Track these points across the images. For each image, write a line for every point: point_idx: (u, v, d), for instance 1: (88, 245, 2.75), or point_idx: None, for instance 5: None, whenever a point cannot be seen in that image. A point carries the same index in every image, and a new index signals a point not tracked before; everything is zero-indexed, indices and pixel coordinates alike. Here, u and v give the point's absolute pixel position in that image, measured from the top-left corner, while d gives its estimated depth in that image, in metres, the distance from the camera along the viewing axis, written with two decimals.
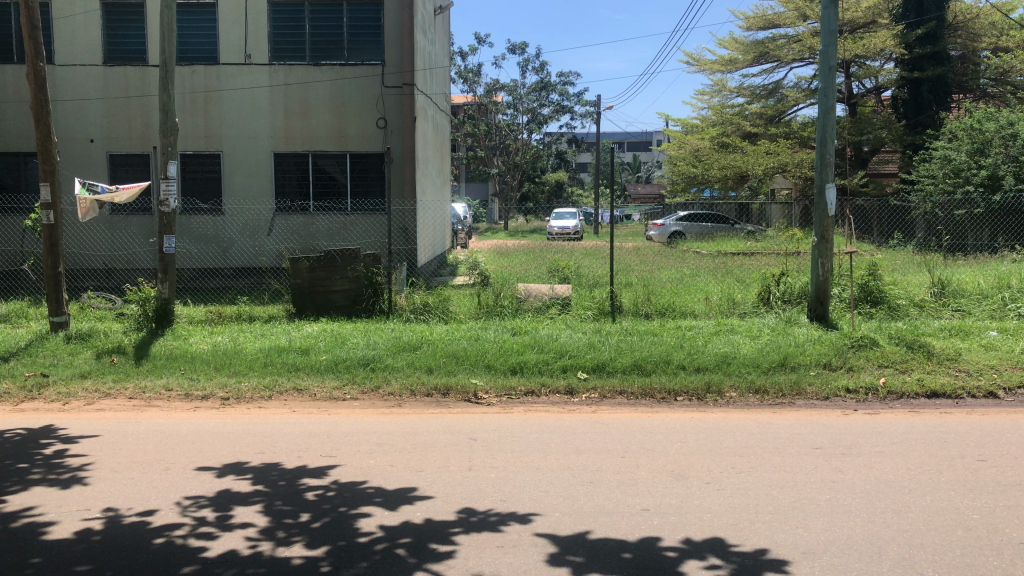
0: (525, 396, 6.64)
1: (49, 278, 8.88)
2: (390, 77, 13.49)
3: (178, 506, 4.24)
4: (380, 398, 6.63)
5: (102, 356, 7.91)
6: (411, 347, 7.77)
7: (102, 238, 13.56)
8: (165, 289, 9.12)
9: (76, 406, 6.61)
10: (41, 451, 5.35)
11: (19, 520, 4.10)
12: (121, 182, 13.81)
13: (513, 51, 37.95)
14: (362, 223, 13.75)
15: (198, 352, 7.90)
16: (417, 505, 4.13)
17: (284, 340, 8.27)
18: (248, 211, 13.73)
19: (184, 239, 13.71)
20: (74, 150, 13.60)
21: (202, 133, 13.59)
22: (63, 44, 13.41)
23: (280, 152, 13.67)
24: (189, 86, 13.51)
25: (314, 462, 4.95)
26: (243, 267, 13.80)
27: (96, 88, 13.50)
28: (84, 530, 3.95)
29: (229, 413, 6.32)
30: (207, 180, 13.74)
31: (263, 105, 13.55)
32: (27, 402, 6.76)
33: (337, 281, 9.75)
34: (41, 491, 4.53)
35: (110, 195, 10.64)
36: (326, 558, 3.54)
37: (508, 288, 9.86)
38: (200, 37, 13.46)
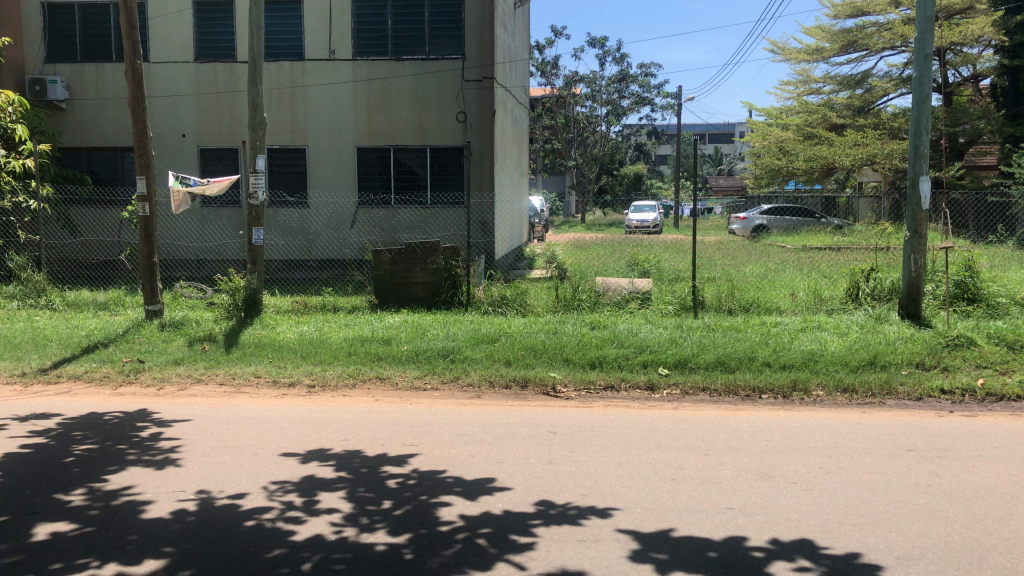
0: (605, 390, 6.61)
1: (145, 267, 9.25)
2: (470, 71, 13.57)
3: (265, 490, 4.37)
4: (460, 389, 6.70)
5: (195, 343, 8.21)
6: (490, 338, 7.81)
7: (193, 229, 14.02)
8: (253, 279, 9.40)
9: (171, 392, 6.88)
10: (137, 433, 5.60)
11: (119, 498, 4.32)
12: (211, 175, 14.27)
13: (593, 43, 37.73)
14: (441, 216, 13.90)
15: (285, 341, 8.11)
16: (496, 496, 4.16)
17: (366, 330, 8.43)
18: (332, 204, 14.02)
19: (271, 231, 14.11)
20: (167, 145, 14.14)
21: (288, 129, 13.95)
22: (158, 42, 13.92)
23: (363, 146, 13.92)
24: (276, 82, 13.87)
25: (395, 450, 5.03)
26: (326, 259, 14.10)
27: (188, 84, 13.97)
28: (179, 510, 4.12)
29: (314, 400, 6.50)
30: (293, 174, 14.12)
31: (347, 100, 13.81)
32: (125, 386, 7.10)
33: (417, 272, 9.87)
34: (139, 472, 4.74)
35: (202, 187, 10.99)
36: (409, 546, 3.60)
37: (588, 281, 9.82)
38: (287, 32, 13.78)
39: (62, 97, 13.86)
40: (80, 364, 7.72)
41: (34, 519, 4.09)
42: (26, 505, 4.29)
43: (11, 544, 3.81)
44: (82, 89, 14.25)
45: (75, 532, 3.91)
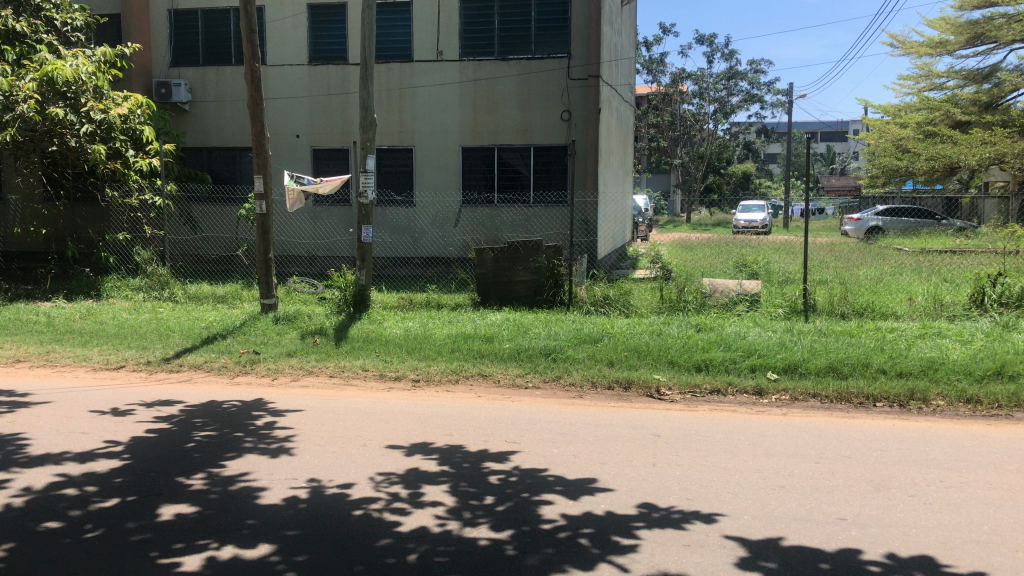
0: (711, 394, 6.50)
1: (261, 263, 9.64)
2: (576, 69, 13.54)
3: (372, 480, 4.50)
4: (562, 388, 6.71)
5: (306, 337, 8.49)
6: (592, 338, 7.79)
7: (306, 226, 14.51)
8: (361, 275, 9.65)
9: (284, 382, 7.17)
10: (254, 421, 5.85)
11: (237, 483, 4.54)
12: (323, 175, 14.74)
13: (701, 41, 37.09)
14: (544, 215, 13.93)
15: (391, 336, 8.30)
16: (599, 497, 4.15)
17: (470, 327, 8.55)
18: (437, 203, 14.25)
19: (379, 229, 14.46)
20: (282, 145, 14.68)
21: (396, 129, 14.26)
22: (275, 46, 14.47)
23: (468, 146, 14.10)
24: (385, 83, 14.21)
25: (497, 447, 5.08)
26: (431, 256, 14.34)
27: (302, 86, 14.45)
28: (292, 497, 4.29)
29: (419, 395, 6.63)
30: (400, 173, 14.43)
31: (453, 101, 14.02)
32: (241, 375, 7.44)
33: (519, 271, 9.93)
34: (254, 459, 4.95)
35: (315, 186, 11.36)
36: (512, 542, 3.63)
37: (694, 282, 9.64)
38: (397, 35, 14.08)
39: (185, 99, 14.59)
40: (201, 354, 8.12)
41: (159, 500, 4.34)
42: (152, 486, 4.56)
43: (138, 522, 4.05)
44: (204, 92, 14.95)
45: (196, 513, 4.13)
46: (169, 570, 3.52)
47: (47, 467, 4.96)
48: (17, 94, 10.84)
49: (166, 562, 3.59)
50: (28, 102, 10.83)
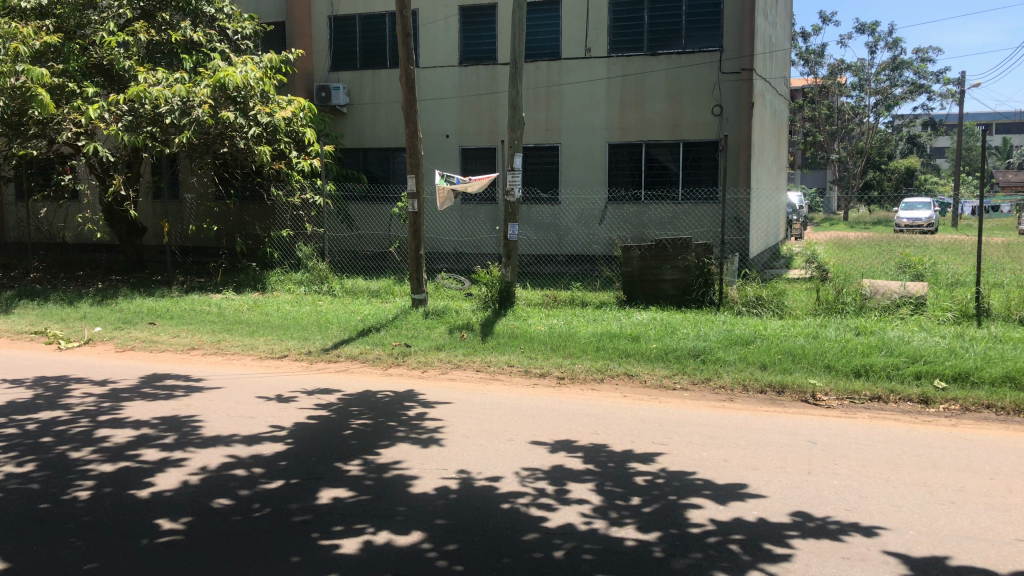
0: (871, 401, 6.19)
1: (413, 259, 9.94)
2: (728, 63, 13.20)
3: (519, 475, 4.57)
4: (711, 391, 6.57)
5: (454, 331, 8.70)
6: (743, 340, 7.58)
7: (454, 224, 14.87)
8: (508, 272, 9.77)
9: (433, 375, 7.39)
10: (405, 412, 6.07)
11: (390, 471, 4.72)
12: (471, 173, 15.05)
13: (863, 29, 35.31)
14: (694, 212, 13.60)
15: (537, 333, 8.37)
16: (749, 503, 4.04)
17: (616, 326, 8.50)
18: (584, 200, 14.25)
19: (525, 226, 14.63)
20: (433, 145, 15.11)
21: (543, 126, 14.38)
22: (427, 48, 14.89)
23: (615, 143, 14.03)
24: (533, 81, 14.35)
25: (643, 448, 5.04)
26: (576, 254, 14.36)
27: (453, 87, 14.81)
28: (442, 487, 4.42)
29: (565, 392, 6.67)
30: (546, 170, 14.54)
31: (601, 97, 13.98)
32: (393, 367, 7.73)
33: (668, 270, 9.78)
34: (406, 448, 5.13)
35: (464, 185, 11.62)
36: (659, 544, 3.59)
37: (853, 283, 9.22)
38: (545, 33, 14.19)
39: (343, 102, 15.26)
40: (356, 345, 8.47)
41: (318, 483, 4.57)
42: (312, 470, 4.81)
43: (300, 503, 4.29)
44: (361, 94, 15.58)
45: (353, 498, 4.33)
46: (329, 551, 3.71)
47: (219, 448, 5.32)
48: (193, 100, 11.49)
49: (326, 544, 3.78)
50: (203, 107, 11.49)
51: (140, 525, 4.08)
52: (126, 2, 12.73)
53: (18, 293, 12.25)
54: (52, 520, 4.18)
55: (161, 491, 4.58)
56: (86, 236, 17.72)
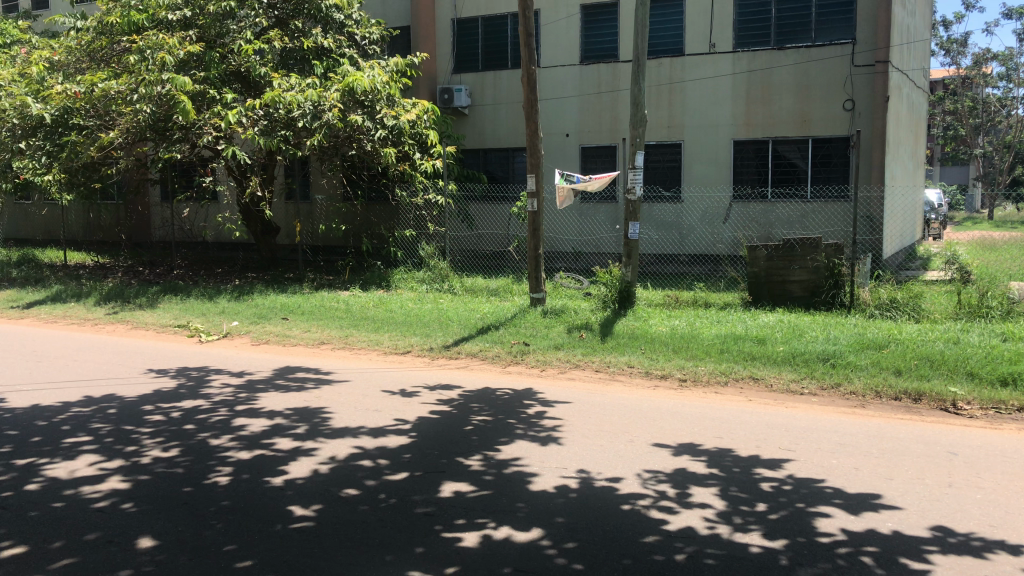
0: (1019, 412, 5.81)
1: (532, 258, 10.00)
2: (862, 55, 12.66)
3: (640, 477, 4.52)
4: (841, 396, 6.32)
5: (573, 331, 8.70)
6: (876, 344, 7.26)
7: (573, 223, 14.87)
8: (628, 272, 9.69)
9: (553, 374, 7.43)
10: (525, 409, 6.11)
11: (511, 467, 4.77)
12: (591, 172, 14.99)
13: (1011, 16, 33.15)
14: (824, 211, 13.12)
15: (658, 334, 8.26)
16: (883, 514, 3.86)
17: (740, 328, 8.30)
18: (707, 199, 13.98)
19: (647, 226, 14.47)
20: (554, 144, 15.14)
21: (665, 124, 14.18)
22: (549, 47, 14.95)
23: (740, 140, 13.68)
24: (656, 78, 14.17)
25: (769, 453, 4.89)
26: (699, 253, 14.08)
27: (574, 85, 14.81)
28: (563, 486, 4.43)
29: (686, 394, 6.57)
30: (668, 168, 14.34)
31: (725, 93, 13.67)
32: (513, 366, 7.81)
33: (795, 270, 9.47)
34: (526, 446, 5.17)
35: (584, 183, 11.60)
36: (786, 552, 3.48)
37: (999, 287, 8.74)
38: (669, 30, 14.01)
39: (465, 104, 15.52)
40: (477, 343, 8.60)
41: (441, 477, 4.67)
42: (435, 463, 4.91)
43: (424, 496, 4.39)
44: (482, 96, 15.80)
45: (475, 493, 4.40)
46: (451, 543, 3.78)
47: (346, 439, 5.51)
48: (324, 104, 11.93)
49: (448, 536, 3.86)
50: (333, 110, 11.90)
51: (274, 511, 4.28)
52: (263, 12, 13.34)
53: (164, 288, 13.05)
54: (195, 503, 4.44)
55: (293, 478, 4.78)
56: (224, 235, 18.70)
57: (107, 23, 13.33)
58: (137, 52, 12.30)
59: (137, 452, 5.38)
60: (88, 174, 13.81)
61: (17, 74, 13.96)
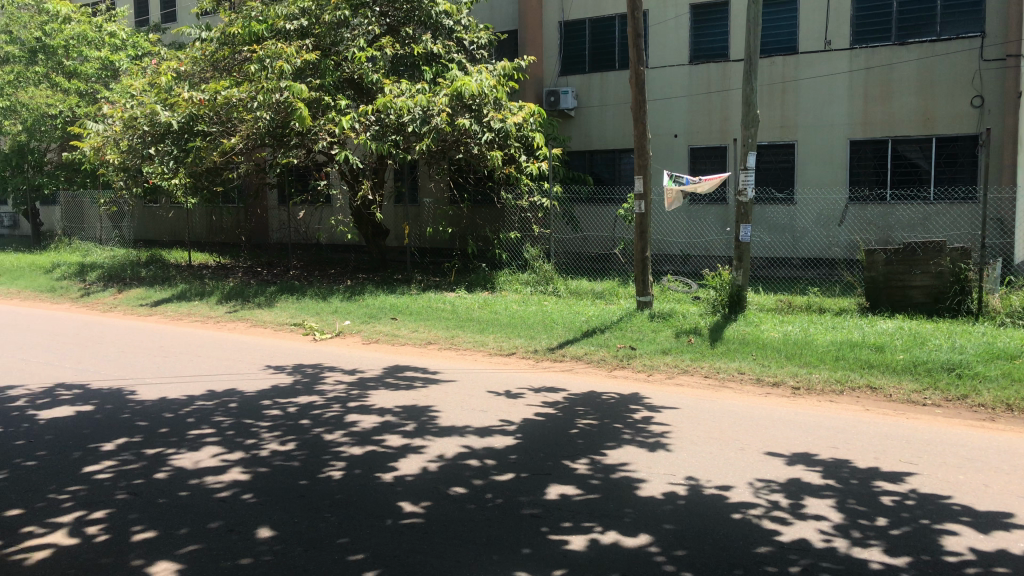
0: None
1: (639, 261, 9.90)
2: (991, 49, 12.02)
3: (751, 486, 4.41)
4: (968, 409, 6.00)
5: (681, 335, 8.56)
6: (1007, 355, 6.87)
7: (682, 225, 14.66)
8: (739, 276, 9.47)
9: (660, 379, 7.35)
10: (631, 414, 6.06)
11: (618, 472, 4.74)
12: (700, 174, 14.73)
13: None
14: (949, 213, 12.46)
15: (770, 339, 8.04)
16: (1016, 535, 3.65)
17: (857, 334, 7.99)
18: (822, 201, 13.52)
19: (758, 228, 14.10)
20: (661, 145, 14.96)
21: (778, 124, 13.80)
22: (657, 48, 14.79)
23: (857, 139, 13.18)
24: (768, 77, 13.82)
25: (890, 466, 4.70)
26: (813, 257, 13.46)
27: (682, 86, 14.60)
28: (671, 493, 4.37)
29: (800, 402, 6.37)
30: (781, 169, 13.95)
31: (842, 92, 13.20)
32: (619, 369, 7.76)
33: (917, 275, 9.06)
34: (633, 451, 5.13)
35: (694, 185, 11.41)
36: (909, 570, 3.33)
37: None
38: (782, 27, 13.65)
39: (572, 106, 15.52)
40: (582, 346, 8.59)
41: (548, 479, 4.68)
42: (541, 465, 4.93)
43: (531, 497, 4.41)
44: (589, 98, 15.77)
45: (582, 497, 4.39)
46: (559, 546, 3.78)
47: (454, 439, 5.59)
48: (432, 109, 12.12)
49: (555, 539, 3.86)
50: (441, 115, 12.10)
51: (385, 506, 4.38)
52: (376, 20, 13.68)
53: (280, 288, 13.56)
54: (310, 496, 4.60)
55: (403, 475, 4.89)
56: (337, 237, 19.28)
57: (230, 34, 13.95)
58: (257, 61, 12.82)
59: (256, 445, 5.61)
60: (211, 179, 14.48)
61: (147, 84, 14.77)
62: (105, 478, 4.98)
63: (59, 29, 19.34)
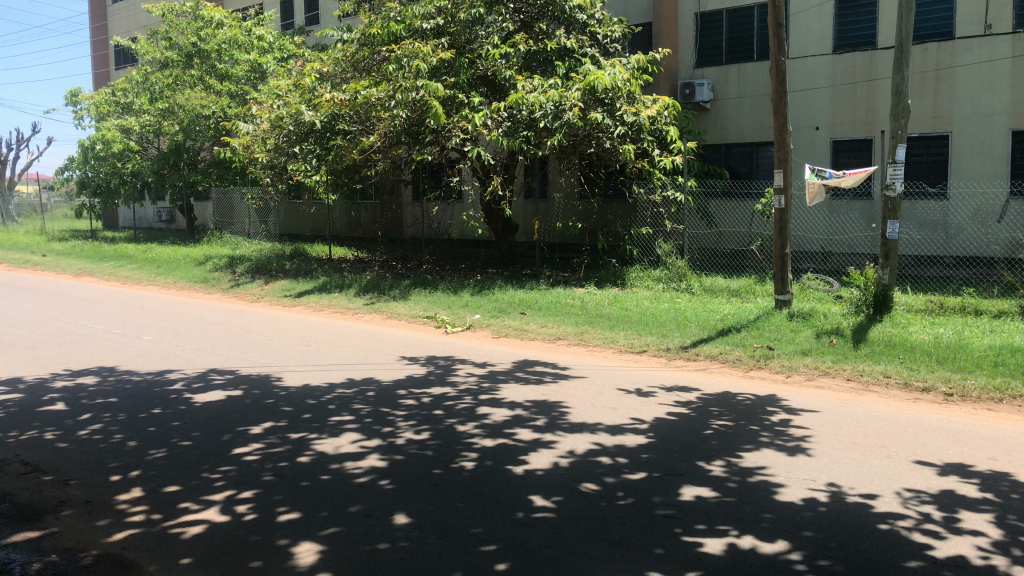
0: None
1: (778, 258, 9.57)
2: None
3: (899, 496, 4.18)
4: None
5: (822, 336, 8.21)
6: None
7: (822, 221, 14.10)
8: (886, 274, 8.98)
9: (799, 381, 7.08)
10: (768, 417, 5.86)
11: (755, 476, 4.59)
12: (843, 167, 14.09)
13: None
14: None
15: (919, 342, 7.60)
16: None
17: (1018, 339, 7.44)
18: (979, 195, 12.65)
19: (907, 225, 13.36)
20: (802, 138, 14.41)
21: (930, 114, 13.04)
22: (799, 37, 14.27)
23: (1020, 130, 12.28)
24: (920, 65, 13.10)
25: None
26: (968, 256, 12.76)
27: (825, 76, 14.02)
28: (811, 499, 4.20)
29: (953, 410, 5.99)
30: (933, 162, 13.17)
31: (1002, 79, 12.33)
32: (756, 370, 7.54)
33: None
34: (771, 454, 4.96)
35: (838, 179, 10.91)
36: None
37: None
38: (936, 11, 12.90)
39: (707, 98, 15.18)
40: (716, 345, 8.38)
41: (681, 480, 4.58)
42: (674, 466, 4.84)
43: (664, 498, 4.33)
44: (726, 90, 15.38)
45: (717, 499, 4.28)
46: (693, 548, 3.70)
47: (585, 435, 5.57)
48: (565, 103, 12.08)
49: (689, 540, 3.78)
50: (574, 109, 12.05)
51: (516, 499, 4.41)
52: (510, 17, 13.79)
53: (414, 281, 13.90)
54: (444, 485, 4.69)
55: (534, 469, 4.90)
56: (468, 232, 19.61)
57: (369, 35, 14.39)
58: (395, 61, 13.17)
59: (392, 433, 5.77)
60: (351, 176, 15.00)
61: (293, 84, 15.44)
62: (253, 459, 5.24)
63: (213, 35, 20.52)
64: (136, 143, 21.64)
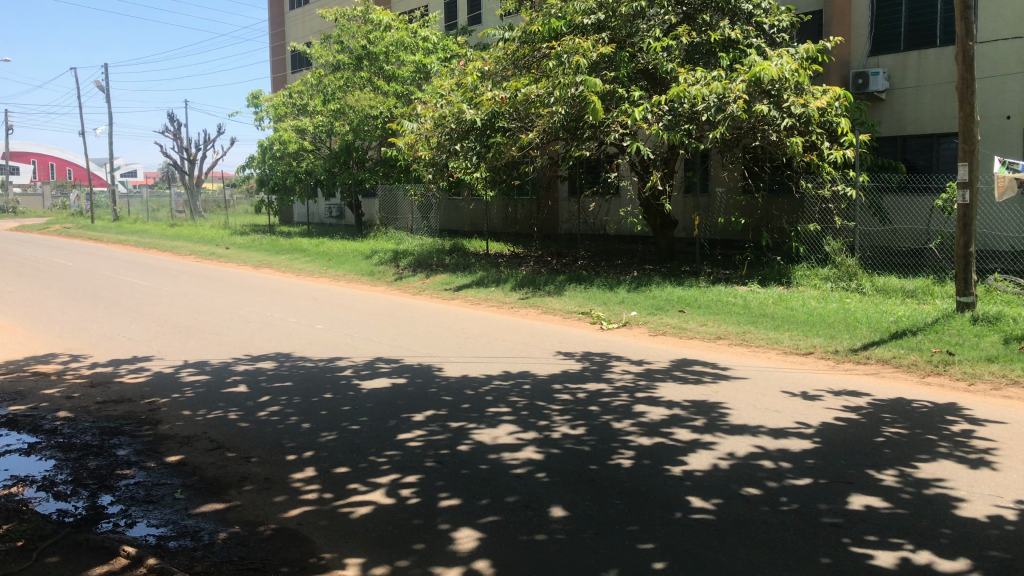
0: None
1: (960, 257, 8.95)
2: None
3: None
4: None
5: (1011, 342, 7.60)
6: None
7: (1012, 218, 13.12)
8: None
9: (983, 390, 6.59)
10: (948, 426, 5.49)
11: (932, 488, 4.32)
12: None
13: None
14: None
15: None
16: None
17: None
18: None
19: None
20: (991, 128, 13.41)
21: None
22: (988, 20, 13.24)
23: None
24: None
25: None
26: None
27: (1018, 61, 12.94)
28: (997, 516, 3.91)
29: None
30: None
31: None
32: (934, 376, 7.09)
33: None
34: (951, 466, 4.65)
35: None
36: None
37: None
38: None
39: (883, 88, 14.37)
40: (889, 348, 7.93)
41: (850, 488, 4.37)
42: (842, 473, 4.62)
43: (830, 505, 4.15)
44: (903, 78, 14.51)
45: (889, 510, 4.06)
46: (863, 560, 3.53)
47: (746, 437, 5.42)
48: (728, 96, 11.72)
49: (859, 551, 3.61)
50: (738, 102, 11.68)
51: (674, 499, 4.36)
52: (672, 9, 13.56)
53: (570, 277, 13.97)
54: (600, 480, 4.69)
55: (692, 469, 4.82)
56: (625, 228, 19.49)
57: (530, 33, 14.55)
58: (555, 57, 13.24)
59: (549, 427, 5.83)
60: (509, 172, 15.24)
61: (455, 84, 15.84)
62: (415, 445, 5.44)
63: (382, 37, 21.38)
64: (310, 142, 22.90)
